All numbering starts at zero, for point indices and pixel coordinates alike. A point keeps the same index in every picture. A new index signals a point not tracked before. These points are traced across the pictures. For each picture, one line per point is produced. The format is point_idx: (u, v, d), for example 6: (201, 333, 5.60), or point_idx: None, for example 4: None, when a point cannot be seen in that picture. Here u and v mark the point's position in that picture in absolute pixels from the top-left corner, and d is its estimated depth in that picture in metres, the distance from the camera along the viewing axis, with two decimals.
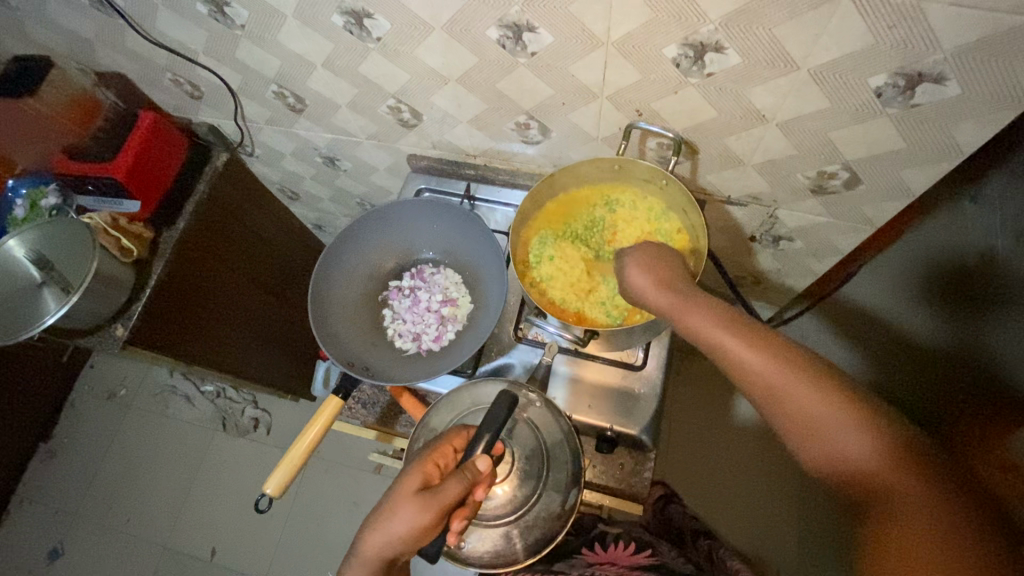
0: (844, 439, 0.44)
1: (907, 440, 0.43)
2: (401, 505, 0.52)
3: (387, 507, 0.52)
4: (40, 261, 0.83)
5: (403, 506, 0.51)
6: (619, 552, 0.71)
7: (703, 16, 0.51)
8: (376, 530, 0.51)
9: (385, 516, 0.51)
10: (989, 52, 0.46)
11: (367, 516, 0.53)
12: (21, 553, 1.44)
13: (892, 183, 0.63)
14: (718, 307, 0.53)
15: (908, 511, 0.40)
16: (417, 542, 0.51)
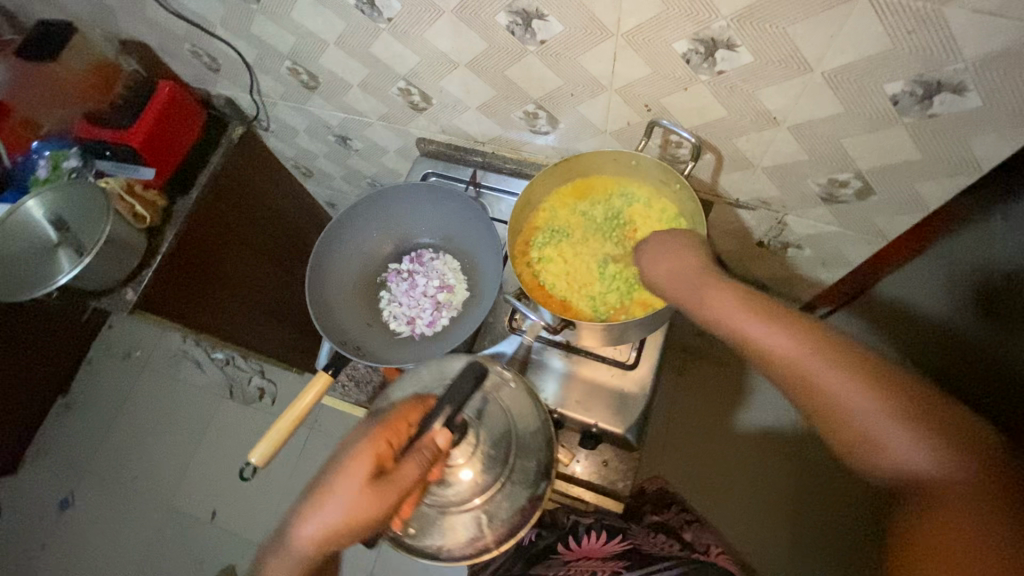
0: (900, 442, 0.43)
1: (958, 428, 0.43)
2: (350, 482, 0.51)
3: (336, 481, 0.52)
4: (58, 223, 0.86)
5: (355, 494, 0.51)
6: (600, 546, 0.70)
7: (715, 11, 0.49)
8: (325, 518, 0.51)
9: (333, 502, 0.51)
10: (1013, 63, 0.43)
11: (313, 504, 0.52)
12: (36, 499, 1.51)
13: (906, 195, 0.61)
14: (751, 299, 0.51)
15: (959, 505, 0.41)
16: (364, 524, 0.51)
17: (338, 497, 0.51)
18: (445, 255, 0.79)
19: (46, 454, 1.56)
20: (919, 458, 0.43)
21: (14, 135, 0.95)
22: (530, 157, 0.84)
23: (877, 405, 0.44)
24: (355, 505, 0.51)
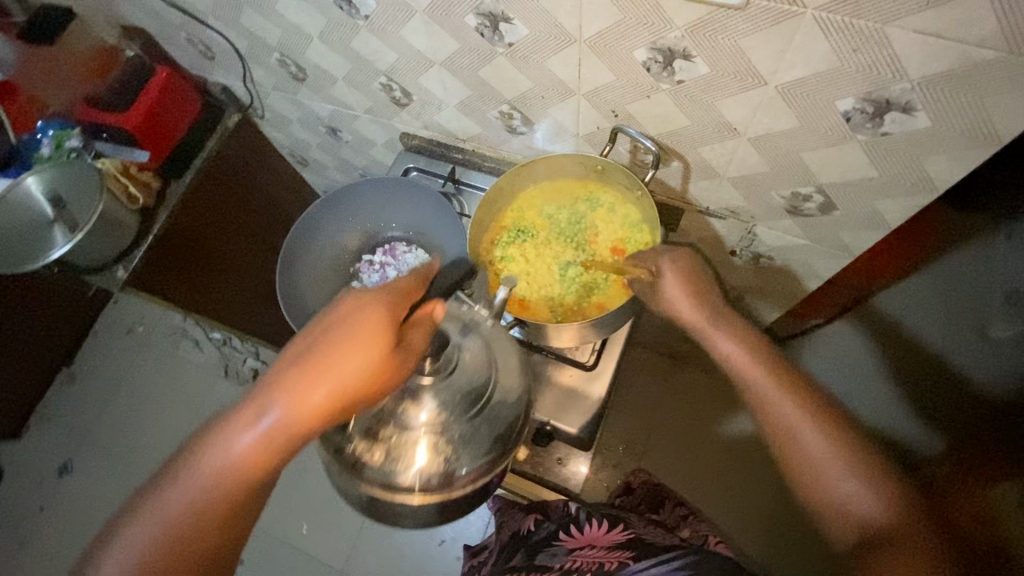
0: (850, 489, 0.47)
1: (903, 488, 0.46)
2: (359, 350, 0.42)
3: (340, 349, 0.42)
4: (56, 201, 0.88)
5: (359, 356, 0.42)
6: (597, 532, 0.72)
7: (669, 22, 0.50)
8: (320, 385, 0.42)
9: (335, 368, 0.42)
10: (957, 86, 0.43)
11: (294, 370, 0.42)
12: (36, 464, 1.56)
13: (867, 212, 0.61)
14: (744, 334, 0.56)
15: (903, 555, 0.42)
16: (368, 393, 0.44)
17: (342, 366, 0.42)
18: (417, 249, 0.81)
19: (48, 422, 1.60)
20: (870, 497, 0.47)
21: (20, 113, 0.94)
22: (509, 156, 0.85)
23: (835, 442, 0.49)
24: (361, 377, 0.42)
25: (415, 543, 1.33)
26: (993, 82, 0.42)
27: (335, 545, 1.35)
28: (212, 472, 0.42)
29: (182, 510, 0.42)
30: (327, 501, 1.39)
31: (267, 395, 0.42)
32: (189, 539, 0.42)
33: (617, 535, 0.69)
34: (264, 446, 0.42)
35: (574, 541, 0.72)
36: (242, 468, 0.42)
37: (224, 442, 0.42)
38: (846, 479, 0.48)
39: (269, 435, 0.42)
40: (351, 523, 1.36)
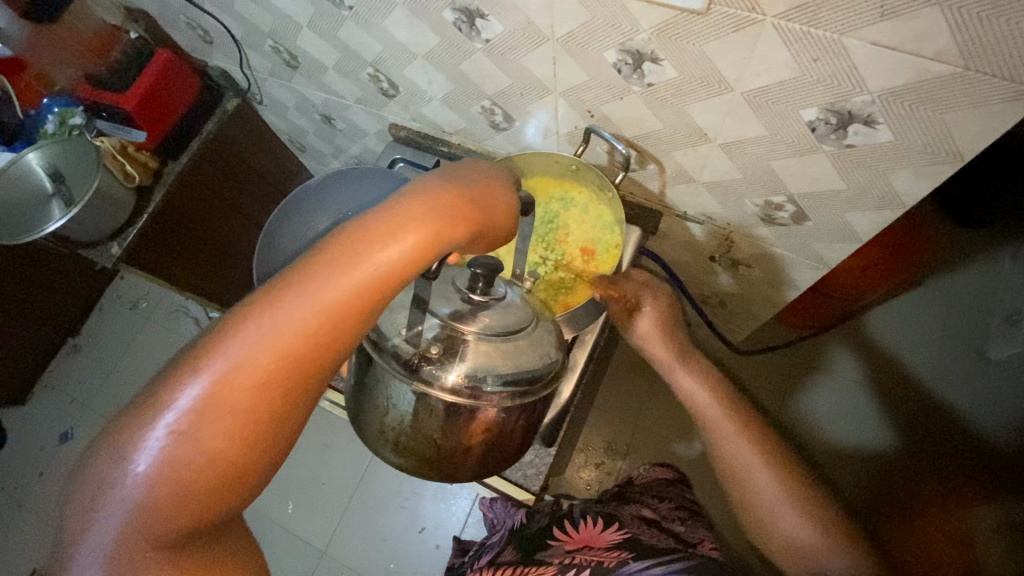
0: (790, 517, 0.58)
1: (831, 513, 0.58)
2: (493, 200, 0.46)
3: (473, 190, 0.44)
4: (54, 175, 0.91)
5: (493, 195, 0.46)
6: (590, 530, 0.77)
7: (635, 24, 0.50)
8: (442, 196, 0.41)
9: (465, 191, 0.43)
10: (916, 99, 0.43)
11: (424, 184, 0.42)
12: (39, 429, 1.60)
13: (839, 224, 0.61)
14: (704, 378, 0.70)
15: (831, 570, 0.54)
16: (491, 230, 0.46)
17: (473, 211, 0.43)
18: None
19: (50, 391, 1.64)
20: (804, 528, 0.57)
21: (29, 90, 0.97)
22: (494, 151, 0.86)
23: (776, 477, 0.61)
24: (491, 228, 0.46)
25: (396, 531, 1.35)
26: (952, 96, 0.41)
27: (319, 527, 1.37)
28: (305, 320, 0.36)
29: (259, 360, 0.36)
30: (313, 482, 1.41)
31: (382, 236, 0.38)
32: (265, 394, 0.36)
33: (612, 535, 0.74)
34: (371, 290, 0.38)
35: (571, 541, 0.76)
36: (344, 318, 0.37)
37: (336, 242, 0.38)
38: (783, 509, 0.59)
39: (380, 278, 0.38)
40: (335, 506, 1.38)
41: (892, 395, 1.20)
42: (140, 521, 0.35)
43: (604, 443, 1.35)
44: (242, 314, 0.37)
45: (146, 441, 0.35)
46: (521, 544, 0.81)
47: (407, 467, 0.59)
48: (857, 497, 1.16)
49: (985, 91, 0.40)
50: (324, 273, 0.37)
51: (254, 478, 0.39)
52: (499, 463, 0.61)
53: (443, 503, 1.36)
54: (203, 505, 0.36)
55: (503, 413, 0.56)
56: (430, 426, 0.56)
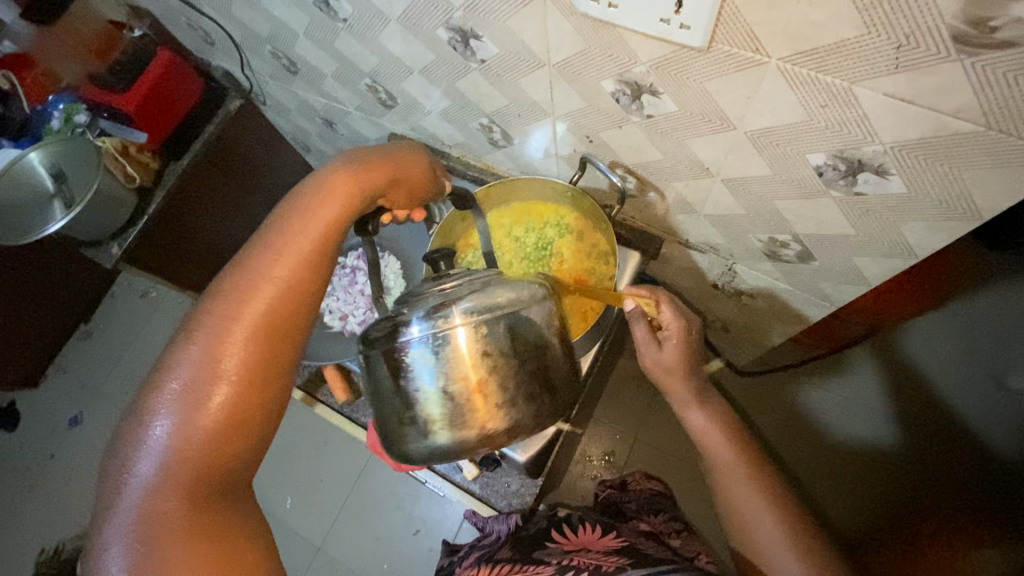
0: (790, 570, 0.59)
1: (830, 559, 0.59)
2: (405, 157, 0.52)
3: (393, 149, 0.52)
4: (58, 176, 0.88)
5: (415, 152, 0.54)
6: (590, 535, 0.71)
7: (633, 56, 0.46)
8: (354, 151, 0.49)
9: (384, 148, 0.51)
10: (932, 154, 0.39)
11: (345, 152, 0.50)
12: (47, 413, 1.60)
13: (847, 267, 0.57)
14: (710, 422, 0.70)
15: None
16: (420, 180, 0.53)
17: (389, 162, 0.50)
18: (391, 256, 0.82)
19: (57, 377, 1.63)
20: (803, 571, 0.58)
21: (37, 86, 0.95)
22: (494, 166, 0.83)
23: (777, 519, 0.62)
24: (410, 179, 0.52)
25: (391, 532, 1.35)
26: (972, 155, 0.38)
27: (316, 522, 1.38)
28: (271, 273, 0.42)
29: (242, 311, 0.41)
30: (311, 480, 1.41)
31: (311, 197, 0.45)
32: (254, 339, 0.41)
33: (610, 541, 0.70)
34: (315, 233, 0.44)
35: (570, 543, 0.70)
36: (300, 265, 0.43)
37: (282, 207, 0.46)
38: (780, 556, 0.60)
39: (323, 227, 0.45)
40: (333, 504, 1.39)
41: (913, 408, 1.17)
42: (169, 475, 0.37)
43: (604, 454, 1.32)
44: (222, 278, 0.43)
45: (160, 398, 0.39)
46: (512, 543, 0.71)
47: (448, 449, 0.48)
48: (849, 529, 1.14)
49: (1007, 152, 0.36)
50: (278, 235, 0.44)
51: (263, 426, 0.41)
52: (542, 401, 0.49)
53: (438, 506, 1.35)
54: (215, 452, 0.39)
55: (520, 329, 0.49)
56: (448, 375, 0.47)
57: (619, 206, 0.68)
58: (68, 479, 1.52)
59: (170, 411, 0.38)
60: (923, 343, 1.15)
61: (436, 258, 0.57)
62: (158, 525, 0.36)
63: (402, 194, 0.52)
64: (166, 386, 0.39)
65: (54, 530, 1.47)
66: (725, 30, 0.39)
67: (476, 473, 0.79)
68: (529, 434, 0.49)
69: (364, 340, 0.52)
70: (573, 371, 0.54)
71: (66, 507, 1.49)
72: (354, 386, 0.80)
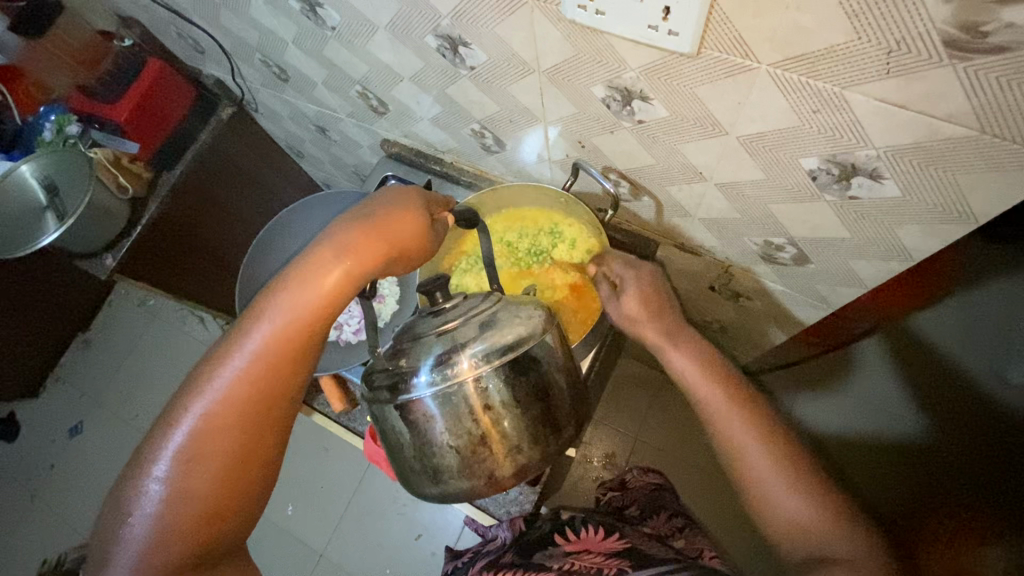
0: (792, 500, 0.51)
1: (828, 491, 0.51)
2: (405, 224, 0.47)
3: (388, 221, 0.46)
4: (49, 187, 0.87)
5: (412, 218, 0.48)
6: (591, 537, 0.70)
7: (623, 62, 0.46)
8: (345, 234, 0.45)
9: (377, 223, 0.46)
10: (926, 159, 0.39)
11: (335, 229, 0.45)
12: (46, 423, 1.58)
13: (843, 270, 0.57)
14: None
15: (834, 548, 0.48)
16: (414, 253, 0.49)
17: (383, 246, 0.46)
18: None
19: (57, 386, 1.62)
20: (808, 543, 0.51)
21: (26, 96, 0.96)
22: (488, 171, 0.83)
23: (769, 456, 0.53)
24: (406, 253, 0.48)
25: (392, 537, 1.34)
26: (966, 159, 0.37)
27: (318, 528, 1.38)
28: (249, 374, 0.42)
29: (221, 412, 0.42)
30: (312, 485, 1.40)
31: (298, 286, 0.44)
32: (234, 441, 0.42)
33: (613, 543, 0.68)
34: (301, 334, 0.44)
35: (571, 545, 0.69)
36: (287, 365, 0.44)
37: (265, 300, 0.44)
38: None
39: (308, 325, 0.44)
40: (334, 509, 1.38)
41: (931, 395, 1.09)
42: (145, 566, 0.39)
43: (605, 455, 1.32)
44: (206, 368, 0.43)
45: (147, 488, 0.40)
46: (516, 548, 0.70)
47: (460, 493, 0.49)
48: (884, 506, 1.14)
49: (1004, 157, 0.35)
50: (258, 330, 0.43)
51: (245, 513, 0.44)
52: (547, 441, 0.50)
53: (440, 511, 1.34)
54: (205, 537, 0.41)
55: (525, 374, 0.48)
56: (453, 431, 0.47)
57: (611, 210, 0.67)
58: (70, 489, 1.51)
59: (150, 505, 0.40)
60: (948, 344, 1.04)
61: (433, 289, 0.52)
62: None
63: (400, 265, 0.49)
64: (153, 473, 0.41)
65: (55, 541, 1.46)
66: (714, 36, 0.38)
67: None
68: (536, 475, 0.50)
69: (366, 383, 0.51)
70: (578, 399, 0.53)
71: (67, 518, 1.48)
72: (350, 396, 0.79)
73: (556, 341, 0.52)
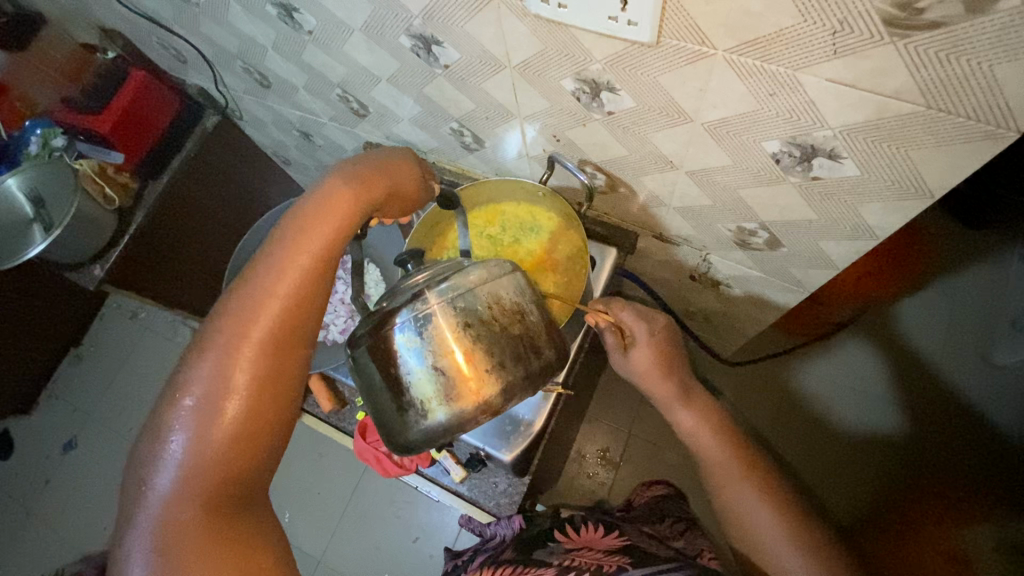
0: (758, 508, 0.63)
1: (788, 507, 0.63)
2: (400, 165, 0.53)
3: (387, 161, 0.52)
4: (36, 201, 0.87)
5: (406, 162, 0.54)
6: (592, 535, 0.70)
7: (588, 54, 0.47)
8: (346, 166, 0.50)
9: (376, 159, 0.52)
10: (878, 137, 0.40)
11: (339, 163, 0.50)
12: (40, 440, 1.58)
13: (814, 252, 0.58)
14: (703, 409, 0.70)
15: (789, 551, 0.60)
16: (409, 192, 0.54)
17: (384, 178, 0.51)
18: (369, 263, 0.83)
19: (52, 402, 1.61)
20: (805, 568, 0.58)
21: (11, 111, 0.96)
22: (469, 170, 0.84)
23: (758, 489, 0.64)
24: (403, 192, 0.54)
25: (389, 541, 1.34)
26: (916, 135, 0.38)
27: (315, 536, 1.37)
28: (274, 294, 0.44)
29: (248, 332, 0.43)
30: (309, 492, 1.41)
31: (313, 214, 0.47)
32: (260, 360, 0.43)
33: (613, 541, 0.68)
34: (320, 254, 0.47)
35: (572, 543, 0.68)
36: (306, 286, 0.46)
37: (280, 227, 0.47)
38: (782, 545, 0.61)
39: (322, 244, 0.47)
40: (332, 515, 1.38)
41: (910, 397, 1.14)
42: (185, 491, 0.39)
43: (599, 451, 1.32)
44: (230, 296, 0.45)
45: (175, 418, 0.41)
46: (516, 544, 0.69)
47: (449, 426, 0.47)
48: (842, 514, 1.10)
49: (950, 131, 0.37)
50: (279, 254, 0.46)
51: (269, 449, 0.43)
52: (530, 360, 0.49)
53: (437, 512, 1.34)
54: (229, 471, 0.41)
55: (498, 297, 0.50)
56: (435, 352, 0.47)
57: (587, 203, 0.69)
58: (65, 504, 1.50)
59: (186, 429, 0.40)
60: (920, 343, 1.16)
61: (410, 258, 0.56)
62: (177, 542, 0.38)
63: (395, 205, 0.54)
64: (181, 403, 0.41)
65: (49, 558, 1.44)
66: (671, 25, 0.40)
67: (464, 475, 0.77)
68: (523, 395, 0.49)
69: (354, 338, 0.52)
70: (558, 331, 0.54)
71: (62, 535, 1.46)
72: (339, 395, 0.80)
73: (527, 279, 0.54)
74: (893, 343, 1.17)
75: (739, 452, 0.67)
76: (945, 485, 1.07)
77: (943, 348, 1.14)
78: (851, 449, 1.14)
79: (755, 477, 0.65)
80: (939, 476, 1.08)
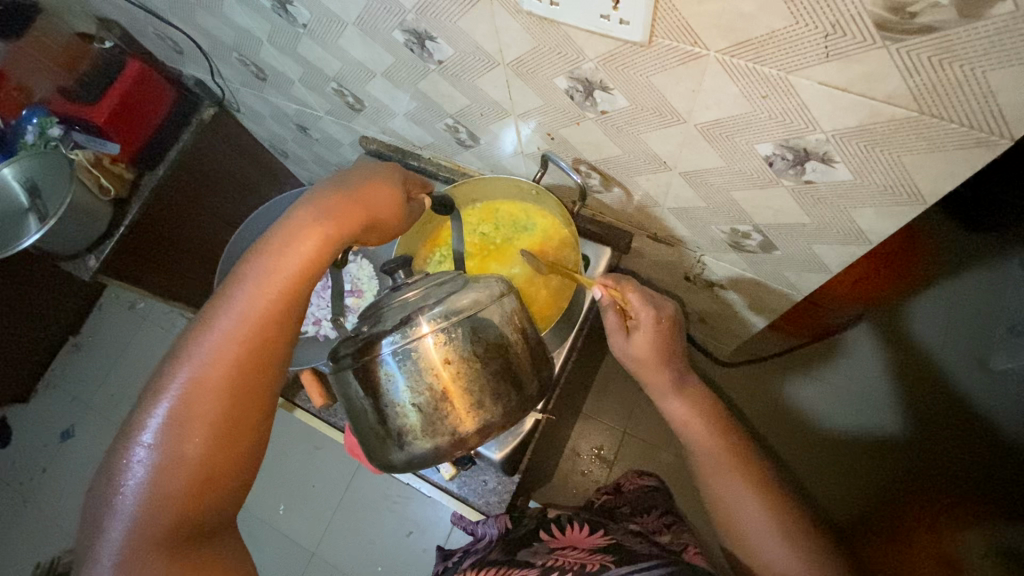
0: (746, 511, 0.63)
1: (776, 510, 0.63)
2: (378, 192, 0.51)
3: (363, 190, 0.50)
4: (30, 189, 0.86)
5: (383, 187, 0.52)
6: (575, 534, 0.69)
7: (581, 53, 0.47)
8: (318, 198, 0.48)
9: (350, 188, 0.50)
10: (871, 140, 0.39)
11: (310, 195, 0.49)
12: (38, 428, 1.58)
13: (807, 255, 0.58)
14: (694, 412, 0.70)
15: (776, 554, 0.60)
16: (387, 220, 0.52)
17: (359, 210, 0.49)
18: (362, 259, 0.83)
19: (50, 391, 1.62)
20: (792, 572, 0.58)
21: (8, 99, 0.94)
22: (465, 166, 0.83)
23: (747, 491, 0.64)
24: (381, 220, 0.52)
25: (382, 535, 1.34)
26: (908, 141, 0.38)
27: (309, 528, 1.38)
28: (238, 334, 0.44)
29: (208, 375, 0.42)
30: (304, 485, 1.41)
31: (281, 249, 0.46)
32: (222, 400, 0.42)
33: (596, 540, 0.67)
34: (285, 294, 0.46)
35: (556, 541, 0.68)
36: (271, 325, 0.45)
37: (246, 263, 0.46)
38: (769, 548, 0.61)
39: (288, 282, 0.46)
40: (326, 508, 1.38)
41: (908, 399, 1.13)
42: (140, 535, 0.39)
43: (593, 450, 1.32)
44: (191, 333, 0.44)
45: (133, 457, 0.40)
46: (502, 544, 0.69)
47: (426, 456, 0.48)
48: (834, 516, 1.10)
49: (943, 137, 0.36)
50: (250, 284, 0.45)
51: (233, 484, 0.43)
52: (510, 396, 0.49)
53: (431, 508, 1.34)
54: (189, 511, 0.40)
55: (485, 329, 0.49)
56: (418, 385, 0.47)
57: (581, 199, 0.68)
58: (61, 493, 1.50)
59: (143, 472, 0.40)
60: (920, 344, 1.16)
61: (398, 266, 0.55)
62: None
63: (374, 233, 0.52)
64: (138, 442, 0.41)
65: (47, 544, 1.45)
66: (664, 25, 0.39)
67: (453, 474, 0.76)
68: (502, 430, 0.49)
69: (337, 356, 0.51)
70: (540, 359, 0.53)
71: (58, 523, 1.47)
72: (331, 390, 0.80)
73: (518, 305, 0.53)
74: (894, 342, 1.17)
75: (729, 454, 0.67)
76: (939, 489, 1.07)
77: (942, 349, 1.14)
78: (846, 452, 1.13)
79: (744, 480, 0.65)
80: (931, 480, 1.08)
